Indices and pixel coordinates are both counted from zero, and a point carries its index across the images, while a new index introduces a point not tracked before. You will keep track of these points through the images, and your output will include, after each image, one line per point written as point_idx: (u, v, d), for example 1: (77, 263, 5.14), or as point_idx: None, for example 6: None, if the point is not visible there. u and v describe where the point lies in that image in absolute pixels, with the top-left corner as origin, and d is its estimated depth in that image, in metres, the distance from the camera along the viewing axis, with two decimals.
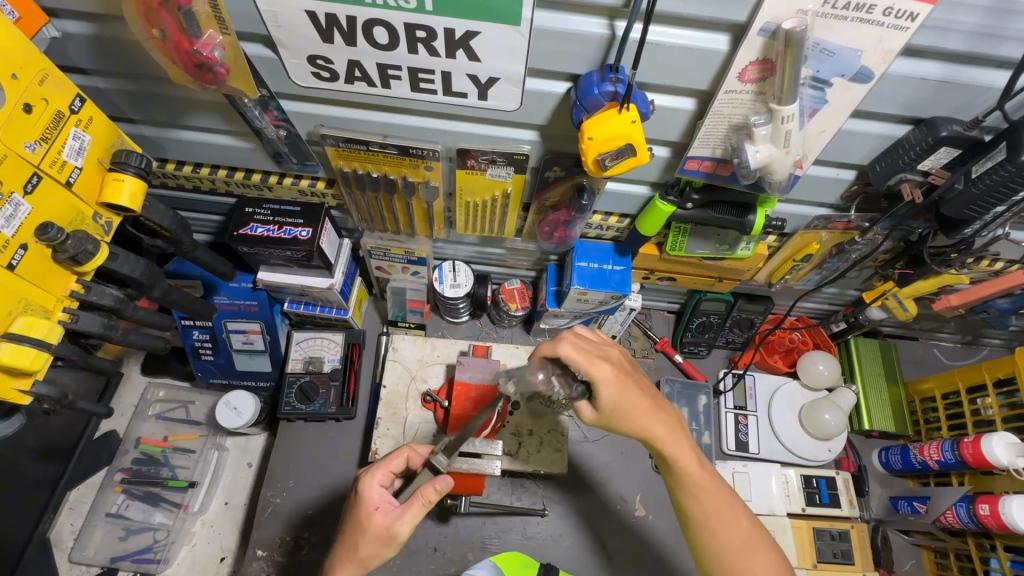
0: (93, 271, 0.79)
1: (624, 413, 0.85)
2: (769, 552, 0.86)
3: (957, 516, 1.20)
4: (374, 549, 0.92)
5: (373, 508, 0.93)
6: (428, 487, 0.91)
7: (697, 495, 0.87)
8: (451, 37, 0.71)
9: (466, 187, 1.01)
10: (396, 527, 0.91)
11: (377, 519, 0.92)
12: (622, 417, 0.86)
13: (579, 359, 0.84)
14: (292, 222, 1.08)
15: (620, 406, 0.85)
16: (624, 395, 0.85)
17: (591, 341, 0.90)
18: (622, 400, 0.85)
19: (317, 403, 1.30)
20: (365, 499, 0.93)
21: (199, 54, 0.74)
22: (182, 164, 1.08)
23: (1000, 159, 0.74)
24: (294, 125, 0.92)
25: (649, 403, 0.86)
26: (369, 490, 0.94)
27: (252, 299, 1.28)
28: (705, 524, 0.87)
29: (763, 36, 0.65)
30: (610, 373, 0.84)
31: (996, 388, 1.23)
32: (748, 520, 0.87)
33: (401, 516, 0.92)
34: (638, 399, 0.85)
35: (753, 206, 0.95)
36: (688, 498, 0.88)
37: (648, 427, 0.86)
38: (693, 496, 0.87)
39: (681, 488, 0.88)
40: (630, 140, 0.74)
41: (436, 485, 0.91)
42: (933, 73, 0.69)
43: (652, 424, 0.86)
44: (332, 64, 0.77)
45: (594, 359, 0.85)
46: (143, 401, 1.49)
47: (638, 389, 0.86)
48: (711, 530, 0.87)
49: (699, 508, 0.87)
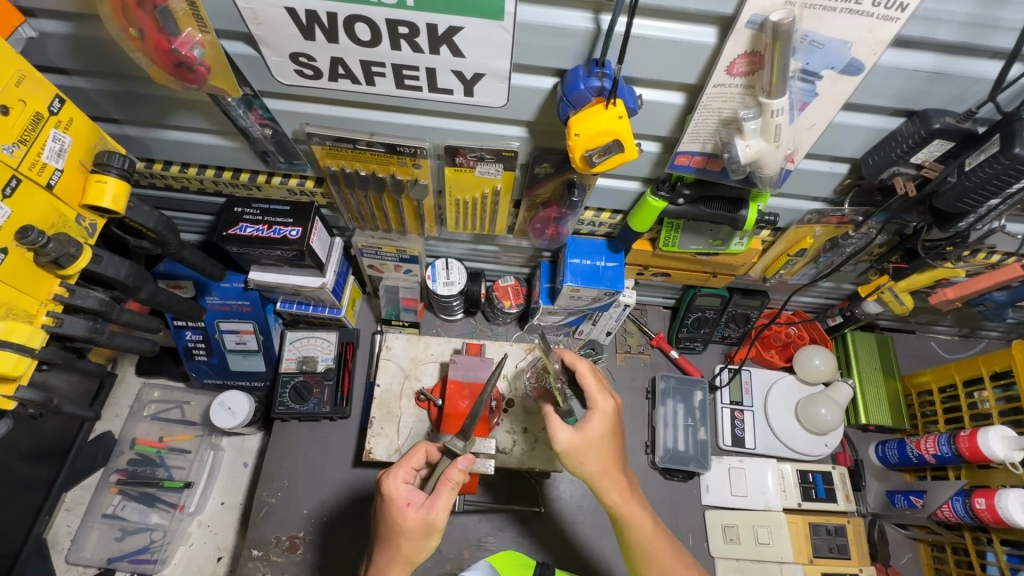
0: (76, 274, 0.79)
1: (597, 451, 0.89)
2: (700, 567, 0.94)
3: (954, 510, 1.19)
4: (417, 544, 0.89)
5: (405, 505, 0.89)
6: (454, 470, 0.89)
7: (651, 557, 0.91)
8: (433, 33, 0.70)
9: (455, 185, 1.00)
10: (433, 517, 0.88)
11: (411, 515, 0.88)
12: (593, 455, 0.89)
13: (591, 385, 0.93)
14: (281, 221, 1.07)
15: (598, 442, 0.89)
16: (608, 433, 0.90)
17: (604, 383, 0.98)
18: (594, 440, 0.89)
19: (311, 403, 1.29)
20: (393, 499, 0.89)
21: (178, 53, 0.73)
22: (169, 164, 1.07)
23: (994, 151, 0.73)
24: (279, 124, 0.91)
25: (618, 462, 0.92)
26: (395, 488, 0.90)
27: (244, 299, 1.28)
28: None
29: (750, 28, 0.64)
30: (610, 408, 0.91)
31: (993, 381, 1.22)
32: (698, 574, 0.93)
33: (433, 504, 0.89)
34: (608, 449, 0.90)
35: (745, 201, 0.93)
36: (642, 559, 0.92)
37: (600, 488, 0.90)
38: (648, 557, 0.91)
39: (632, 548, 0.93)
40: (616, 136, 0.73)
41: (461, 465, 0.89)
42: (926, 64, 0.68)
43: (607, 481, 0.90)
44: (314, 62, 0.76)
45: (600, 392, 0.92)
46: (138, 402, 1.49)
47: (615, 435, 0.91)
48: (648, 557, 0.91)
49: (653, 569, 0.91)
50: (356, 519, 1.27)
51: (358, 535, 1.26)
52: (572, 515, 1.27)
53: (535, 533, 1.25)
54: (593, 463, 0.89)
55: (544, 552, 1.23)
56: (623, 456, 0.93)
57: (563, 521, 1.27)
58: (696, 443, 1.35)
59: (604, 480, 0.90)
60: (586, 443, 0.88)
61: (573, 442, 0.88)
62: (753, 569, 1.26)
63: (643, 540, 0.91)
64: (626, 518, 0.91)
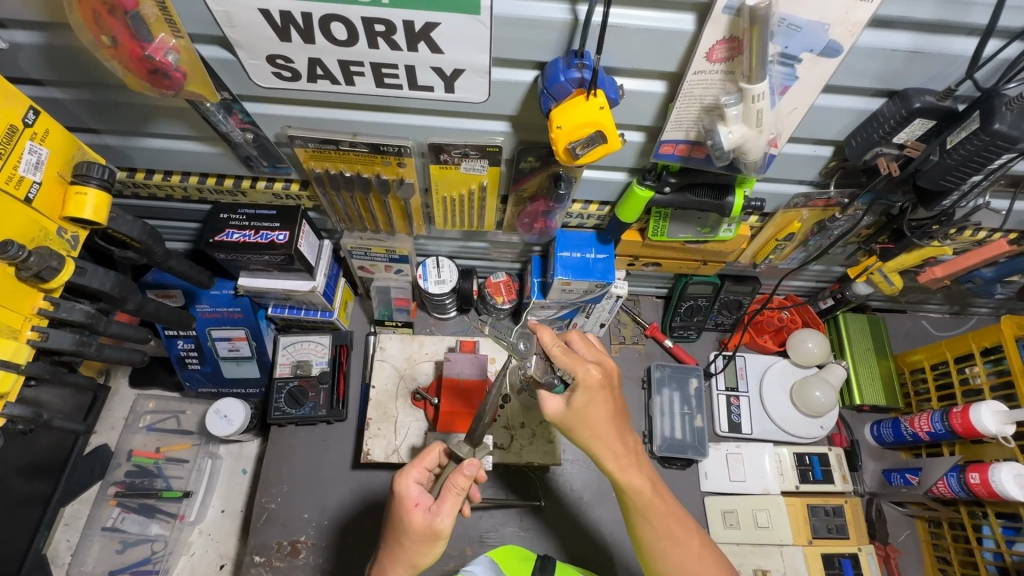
0: (60, 287, 0.78)
1: (586, 421, 0.86)
2: (697, 531, 0.91)
3: (949, 485, 1.19)
4: (421, 549, 0.87)
5: (412, 506, 0.87)
6: (458, 476, 0.86)
7: (650, 521, 0.90)
8: (411, 30, 0.69)
9: (441, 183, 1.00)
10: (437, 523, 0.86)
11: (417, 517, 0.86)
12: (583, 426, 0.87)
13: (563, 360, 0.85)
14: (268, 226, 1.08)
15: (584, 412, 0.86)
16: (592, 399, 0.86)
17: (586, 347, 0.92)
18: (582, 410, 0.86)
19: (306, 407, 1.30)
20: (403, 497, 0.88)
21: (152, 59, 0.70)
22: (152, 172, 1.06)
23: (974, 128, 0.72)
24: (261, 128, 0.90)
25: (615, 428, 0.88)
26: (405, 488, 0.88)
27: (234, 306, 1.27)
28: (651, 543, 0.91)
29: (727, 13, 0.63)
30: (593, 376, 0.85)
31: (984, 356, 1.23)
32: (699, 539, 0.91)
33: (439, 510, 0.86)
34: (598, 418, 0.87)
35: (731, 186, 0.93)
36: (639, 518, 0.91)
37: (597, 455, 0.89)
38: (645, 518, 0.90)
39: (632, 510, 0.91)
40: (599, 126, 0.72)
41: (465, 471, 0.86)
42: (904, 44, 0.68)
43: (603, 448, 0.88)
44: (292, 63, 0.75)
45: (582, 360, 0.86)
46: (133, 413, 1.48)
47: (602, 403, 0.87)
48: (648, 515, 0.90)
49: (652, 532, 0.90)
50: (357, 521, 1.27)
51: (360, 536, 1.26)
52: (574, 507, 1.28)
53: (537, 526, 1.25)
54: (585, 434, 0.87)
55: (547, 545, 1.24)
56: (617, 423, 0.88)
57: (564, 514, 1.27)
58: (692, 431, 1.36)
59: (600, 440, 0.87)
60: (572, 415, 0.87)
61: (562, 413, 0.87)
62: (754, 552, 1.26)
63: (641, 502, 0.90)
64: (627, 479, 0.89)
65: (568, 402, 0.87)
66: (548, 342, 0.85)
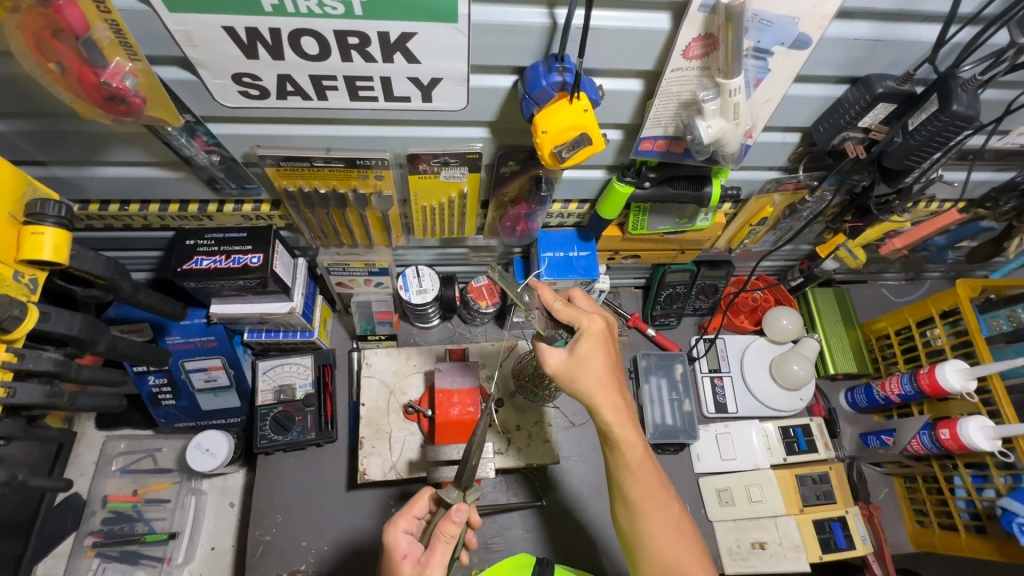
0: (24, 337, 0.71)
1: (587, 371, 0.88)
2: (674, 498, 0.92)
3: (921, 443, 1.27)
4: None
5: (401, 557, 0.88)
6: (447, 523, 0.86)
7: (638, 478, 0.90)
8: (386, 41, 0.67)
9: (420, 193, 0.98)
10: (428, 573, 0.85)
11: (406, 568, 0.87)
12: (585, 375, 0.88)
13: (568, 312, 0.90)
14: (240, 249, 1.03)
15: (587, 360, 0.88)
16: (595, 350, 0.88)
17: (588, 306, 0.97)
18: (586, 357, 0.88)
19: (294, 432, 1.26)
20: (392, 549, 0.89)
21: (107, 85, 0.64)
22: (107, 203, 0.99)
23: (933, 110, 0.75)
24: (227, 149, 0.85)
25: (613, 380, 0.89)
26: (393, 538, 0.90)
27: (208, 334, 1.21)
28: (636, 500, 0.90)
29: (703, 11, 0.64)
30: (597, 325, 0.89)
31: (943, 319, 1.31)
32: (679, 507, 0.91)
33: (429, 560, 0.86)
34: (600, 367, 0.88)
35: (707, 177, 0.95)
36: (627, 477, 0.90)
37: (595, 404, 0.88)
38: (633, 476, 0.90)
39: (621, 466, 0.90)
40: (584, 129, 0.72)
41: (454, 517, 0.86)
42: (865, 33, 0.71)
43: (602, 398, 0.88)
44: (260, 81, 0.72)
45: (585, 312, 0.91)
46: (103, 457, 1.40)
47: (603, 355, 0.89)
48: (637, 473, 0.90)
49: (639, 491, 0.90)
50: (358, 542, 1.24)
51: (361, 558, 1.23)
52: (575, 504, 1.29)
53: (540, 526, 1.26)
54: (587, 381, 0.88)
55: (552, 545, 1.24)
56: (616, 376, 0.90)
57: (566, 512, 1.28)
58: (682, 415, 1.39)
59: (598, 390, 0.88)
60: (574, 363, 0.88)
61: (563, 362, 0.89)
62: (750, 526, 1.31)
63: (632, 460, 0.89)
64: (622, 434, 0.89)
65: (572, 349, 0.89)
66: (549, 298, 0.93)
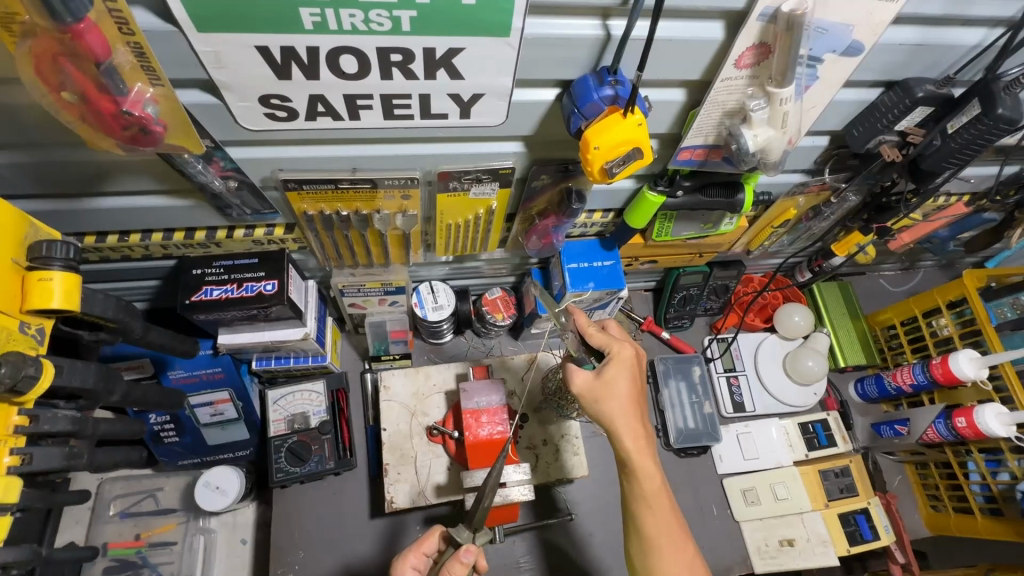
0: (37, 396, 0.64)
1: (610, 397, 0.86)
2: (688, 540, 0.87)
3: (938, 432, 1.30)
4: None
5: None
6: (454, 564, 0.85)
7: (652, 508, 0.87)
8: (431, 57, 0.63)
9: (447, 211, 0.94)
10: None
11: None
12: (608, 399, 0.86)
13: (599, 338, 0.89)
14: (252, 277, 0.96)
15: (611, 387, 0.86)
16: (621, 379, 0.86)
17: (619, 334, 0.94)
18: (611, 382, 0.86)
19: (311, 462, 1.19)
20: None
21: (128, 114, 0.59)
22: (104, 234, 0.91)
23: (974, 113, 0.76)
24: (245, 174, 0.79)
25: (637, 409, 0.86)
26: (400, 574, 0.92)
27: (214, 366, 1.13)
28: (649, 535, 0.87)
29: (761, 21, 0.63)
30: (627, 354, 0.88)
31: (949, 309, 1.35)
32: (694, 549, 0.87)
33: None
34: (624, 394, 0.86)
35: (739, 184, 0.94)
36: (641, 507, 0.88)
37: (614, 431, 0.86)
38: (649, 507, 0.87)
39: (635, 495, 0.88)
40: (636, 142, 0.70)
41: (461, 558, 0.85)
42: (911, 38, 0.70)
43: (622, 427, 0.85)
44: (289, 102, 0.66)
45: (618, 339, 0.89)
46: (100, 502, 1.30)
47: (629, 382, 0.86)
48: (650, 504, 0.87)
49: (652, 523, 0.87)
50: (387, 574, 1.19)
51: None
52: (602, 515, 1.30)
53: (572, 539, 1.27)
54: (610, 406, 0.85)
55: (585, 556, 1.26)
56: (640, 405, 0.87)
57: (595, 524, 1.29)
58: (703, 418, 1.40)
59: (620, 417, 0.85)
60: (598, 386, 0.86)
61: (587, 384, 0.87)
62: (778, 524, 1.32)
63: (648, 490, 0.86)
64: (641, 463, 0.86)
65: (597, 372, 0.87)
66: (584, 322, 0.92)
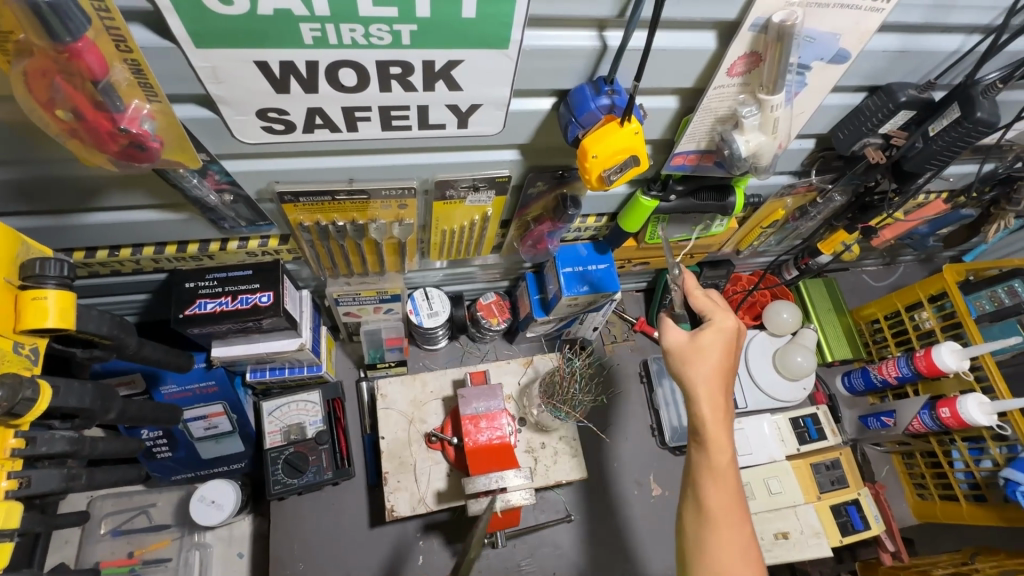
0: (33, 419, 0.63)
1: (697, 364, 0.84)
2: (746, 526, 0.79)
3: (923, 423, 1.34)
4: None
5: None
6: None
7: (716, 483, 0.81)
8: (430, 69, 0.63)
9: (444, 219, 0.94)
10: None
11: None
12: (697, 364, 0.84)
13: (707, 304, 0.89)
14: (247, 289, 0.95)
15: (700, 354, 0.84)
16: (715, 349, 0.84)
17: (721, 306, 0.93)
18: (703, 347, 0.84)
19: (309, 474, 1.18)
20: None
21: (125, 131, 0.58)
22: (94, 249, 0.89)
23: (954, 117, 0.79)
24: (241, 187, 0.79)
25: (722, 380, 0.84)
26: None
27: (208, 380, 1.12)
28: (707, 509, 0.80)
29: (753, 31, 0.64)
30: (728, 325, 0.86)
31: (930, 303, 1.39)
32: (751, 539, 0.79)
33: None
34: (714, 362, 0.84)
35: (730, 187, 0.96)
36: (701, 479, 0.82)
37: (694, 398, 0.83)
38: (713, 481, 0.81)
39: (699, 467, 0.83)
40: (633, 150, 0.71)
41: None
42: (893, 45, 0.73)
43: (701, 395, 0.82)
44: (287, 115, 0.66)
45: (724, 308, 0.88)
46: (91, 520, 1.28)
47: (723, 353, 0.84)
48: (715, 479, 0.81)
49: (711, 497, 0.80)
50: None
51: None
52: (601, 515, 1.32)
53: (571, 540, 1.29)
54: (697, 371, 0.83)
55: (585, 556, 1.28)
56: (727, 378, 0.85)
57: (594, 524, 1.31)
58: None
59: (704, 384, 0.83)
60: (689, 349, 0.85)
61: (679, 345, 0.86)
62: (773, 518, 1.33)
63: (715, 463, 0.81)
64: (713, 437, 0.81)
65: (689, 336, 0.86)
66: (692, 285, 0.91)
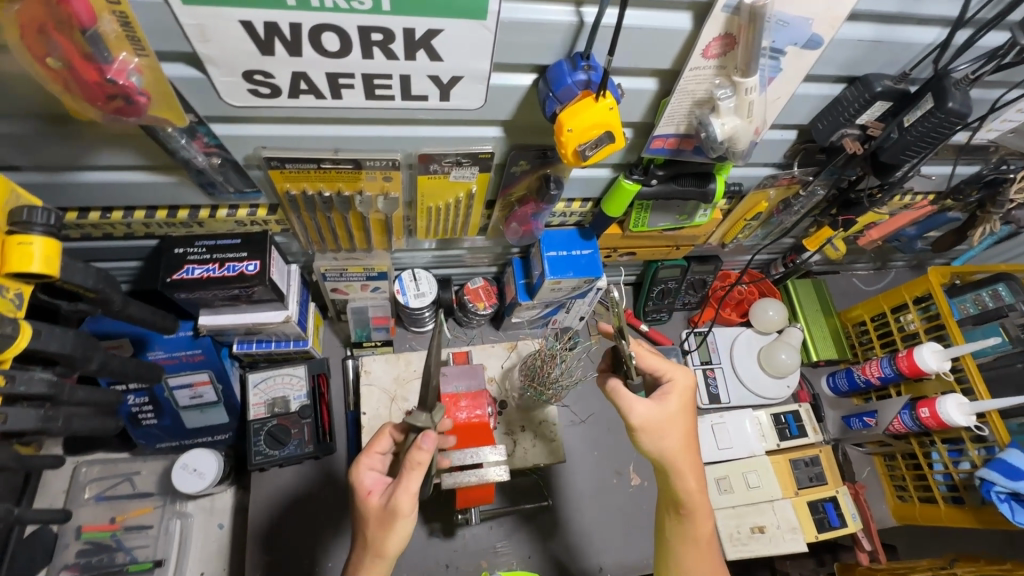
0: (13, 357, 0.65)
1: (666, 434, 0.89)
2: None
3: (903, 422, 1.34)
4: (381, 534, 0.82)
5: (367, 493, 0.87)
6: (415, 451, 0.80)
7: (697, 548, 0.90)
8: (410, 38, 0.65)
9: (428, 193, 0.96)
10: (396, 499, 0.81)
11: (374, 500, 0.86)
12: (666, 436, 0.89)
13: (662, 365, 0.93)
14: (234, 256, 0.98)
15: (670, 424, 0.89)
16: (679, 413, 0.91)
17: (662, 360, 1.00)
18: (672, 418, 0.89)
19: (290, 446, 1.20)
20: (358, 486, 0.88)
21: (112, 83, 0.61)
22: (87, 210, 0.92)
23: (929, 107, 0.80)
24: (229, 151, 0.81)
25: (693, 450, 0.91)
26: (359, 477, 0.89)
27: (194, 348, 1.14)
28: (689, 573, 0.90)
29: (726, 12, 0.66)
30: (684, 382, 0.93)
31: (915, 305, 1.39)
32: None
33: (399, 487, 0.82)
34: (686, 432, 0.90)
35: (711, 174, 0.98)
36: (681, 543, 0.91)
37: (677, 473, 0.89)
38: (695, 547, 0.90)
39: (681, 534, 0.91)
40: (607, 126, 0.73)
41: (421, 443, 0.80)
42: (868, 35, 0.74)
43: (682, 466, 0.89)
44: (272, 79, 0.68)
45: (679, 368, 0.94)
46: (75, 485, 1.30)
47: (688, 417, 0.91)
48: (697, 545, 0.90)
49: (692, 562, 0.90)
50: None
51: None
52: (576, 503, 1.33)
53: (546, 526, 1.30)
54: (672, 444, 0.89)
55: (559, 542, 1.29)
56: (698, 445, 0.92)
57: (570, 511, 1.32)
58: None
59: (681, 455, 0.89)
60: (660, 420, 0.89)
61: (649, 416, 0.89)
62: (750, 512, 1.33)
63: (697, 532, 0.90)
64: (692, 508, 0.90)
65: (660, 404, 0.90)
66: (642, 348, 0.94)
